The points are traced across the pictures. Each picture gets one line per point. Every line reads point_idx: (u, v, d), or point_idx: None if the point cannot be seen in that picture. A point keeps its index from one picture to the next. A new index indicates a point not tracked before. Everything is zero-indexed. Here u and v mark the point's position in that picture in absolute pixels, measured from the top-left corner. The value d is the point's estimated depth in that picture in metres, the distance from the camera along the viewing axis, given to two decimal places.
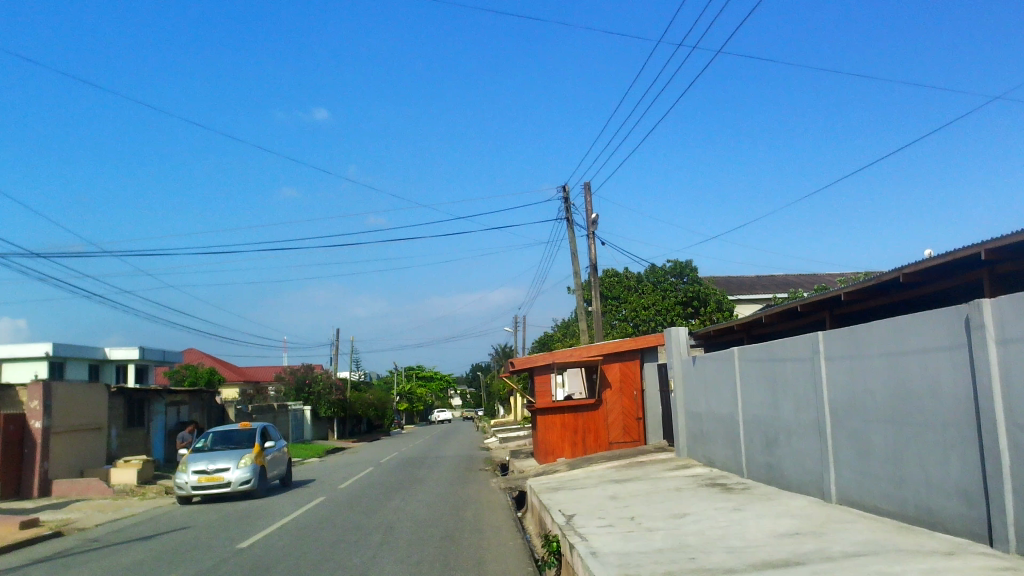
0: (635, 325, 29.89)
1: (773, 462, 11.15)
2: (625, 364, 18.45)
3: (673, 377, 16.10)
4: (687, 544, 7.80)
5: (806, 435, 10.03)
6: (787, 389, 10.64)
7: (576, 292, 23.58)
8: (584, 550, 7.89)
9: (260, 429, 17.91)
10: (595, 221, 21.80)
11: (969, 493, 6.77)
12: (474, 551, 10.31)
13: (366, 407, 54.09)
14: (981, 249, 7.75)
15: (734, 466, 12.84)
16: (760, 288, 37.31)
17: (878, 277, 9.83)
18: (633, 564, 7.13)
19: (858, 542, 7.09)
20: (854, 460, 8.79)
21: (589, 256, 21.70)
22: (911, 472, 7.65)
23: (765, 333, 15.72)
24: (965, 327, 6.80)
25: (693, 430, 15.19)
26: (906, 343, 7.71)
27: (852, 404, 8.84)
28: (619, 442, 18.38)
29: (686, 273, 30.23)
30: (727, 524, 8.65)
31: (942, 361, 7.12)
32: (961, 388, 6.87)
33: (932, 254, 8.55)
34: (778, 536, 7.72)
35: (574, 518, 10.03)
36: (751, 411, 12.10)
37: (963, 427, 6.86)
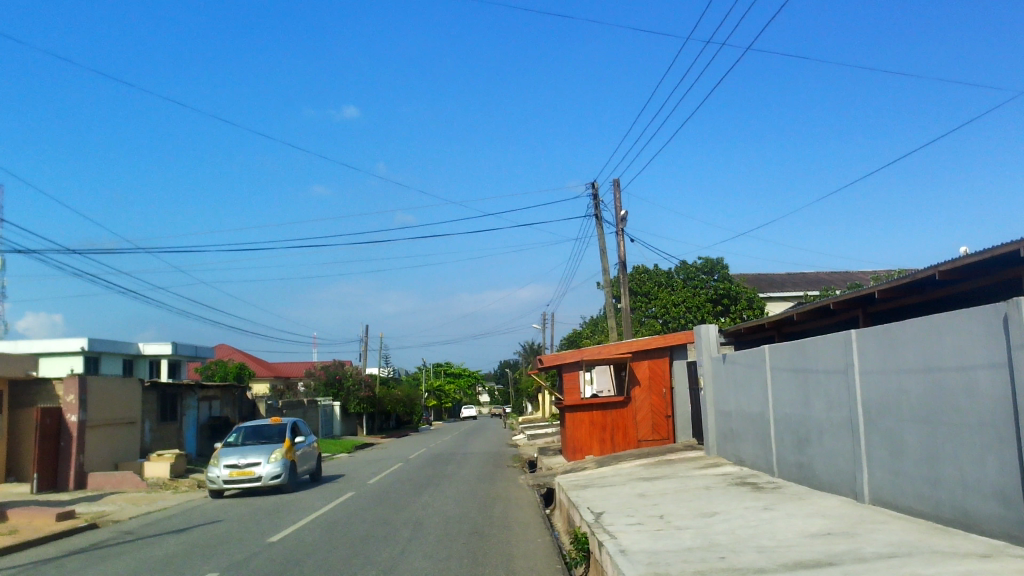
0: (665, 322, 29.62)
1: (805, 461, 11.03)
2: (653, 361, 18.44)
3: (701, 375, 16.02)
4: (717, 544, 7.74)
5: (838, 434, 9.91)
6: (819, 388, 10.51)
7: (605, 289, 23.46)
8: (613, 548, 7.85)
9: (291, 425, 18.07)
10: (624, 217, 21.70)
11: (1007, 495, 6.63)
12: (502, 547, 10.34)
13: (395, 402, 54.26)
14: (1018, 246, 7.63)
15: (764, 464, 12.72)
16: (791, 285, 36.89)
17: (913, 275, 9.63)
18: (662, 563, 7.10)
19: (890, 543, 7.00)
20: (888, 460, 8.67)
21: (619, 253, 21.59)
22: (946, 473, 7.52)
23: (795, 331, 15.55)
24: (1004, 326, 6.65)
25: (723, 428, 15.07)
26: (942, 342, 7.60)
27: (886, 404, 8.72)
28: (648, 440, 18.37)
29: (717, 270, 30.03)
30: (757, 523, 8.57)
31: (979, 359, 6.99)
32: (998, 388, 6.74)
33: (969, 252, 8.40)
34: (810, 536, 7.64)
35: (602, 515, 9.99)
36: (782, 409, 11.97)
37: (999, 427, 6.74)
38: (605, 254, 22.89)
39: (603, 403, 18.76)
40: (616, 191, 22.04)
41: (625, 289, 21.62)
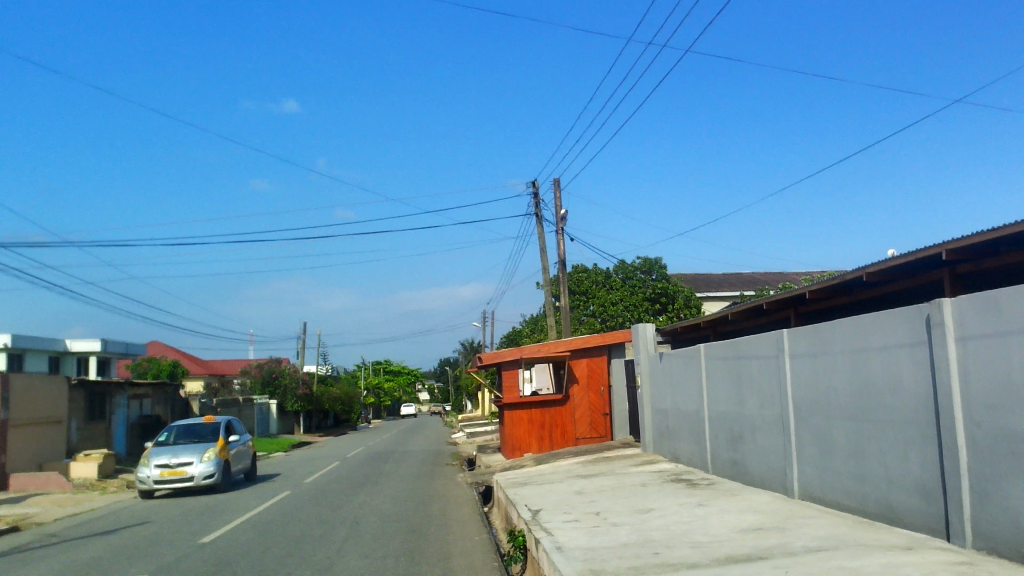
0: (604, 320, 30.05)
1: (738, 458, 11.24)
2: (592, 359, 18.69)
3: (639, 373, 16.18)
4: (652, 540, 7.85)
5: (770, 431, 10.15)
6: (752, 385, 10.74)
7: (545, 287, 23.54)
8: (550, 544, 7.89)
9: (225, 423, 17.70)
10: (564, 217, 21.83)
11: (928, 489, 6.88)
12: (440, 546, 10.28)
13: (333, 401, 53.70)
14: (941, 249, 7.93)
15: (699, 461, 12.94)
16: (726, 285, 37.66)
17: (841, 276, 9.92)
18: (598, 559, 7.16)
19: (819, 537, 7.19)
20: (816, 456, 8.91)
21: (559, 251, 21.71)
22: (872, 468, 7.74)
23: (730, 330, 15.85)
24: (927, 325, 6.89)
25: (659, 425, 15.28)
26: (868, 339, 7.83)
27: (815, 401, 8.95)
28: (586, 438, 18.63)
29: (655, 269, 30.45)
30: (692, 519, 8.70)
31: (903, 358, 7.22)
32: (921, 386, 6.98)
33: (894, 254, 8.69)
34: (742, 532, 7.80)
35: (540, 513, 10.03)
36: (716, 407, 12.20)
37: (922, 424, 6.98)
38: (546, 252, 22.99)
39: (542, 401, 18.75)
40: (557, 190, 22.13)
41: (564, 287, 21.71)
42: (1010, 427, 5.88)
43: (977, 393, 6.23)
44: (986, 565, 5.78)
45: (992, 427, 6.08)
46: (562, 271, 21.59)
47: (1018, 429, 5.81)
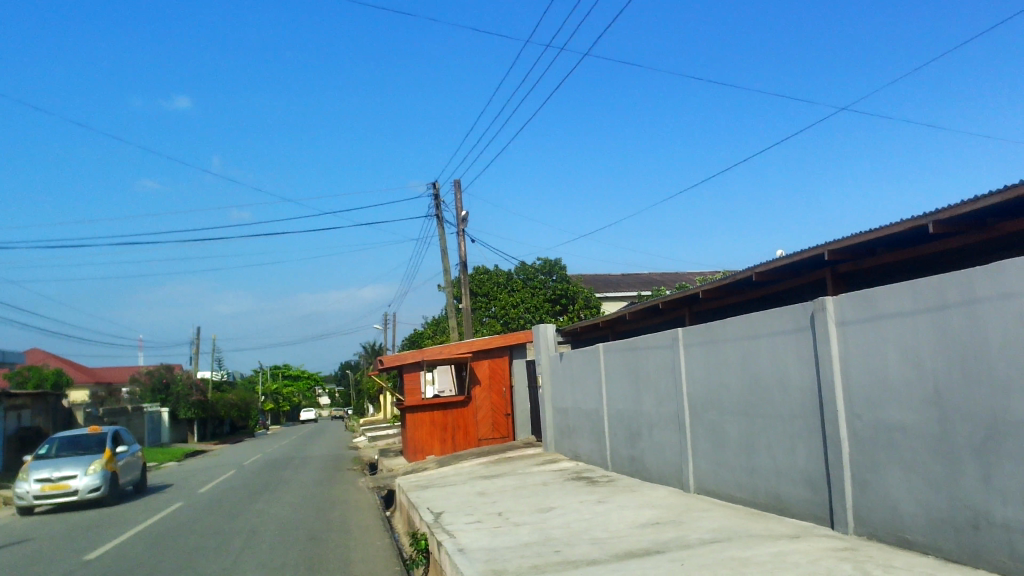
0: (505, 322, 30.21)
1: (636, 455, 11.49)
2: (493, 360, 18.72)
3: (540, 372, 16.33)
4: (553, 538, 7.94)
5: (666, 427, 10.42)
6: (649, 383, 11.00)
7: (447, 290, 23.50)
8: (452, 547, 7.88)
9: (112, 433, 16.93)
10: (465, 218, 21.84)
11: (813, 479, 7.19)
12: (340, 553, 10.12)
13: (228, 407, 52.16)
14: (824, 250, 8.30)
15: (599, 459, 13.17)
16: (624, 286, 38.47)
17: (732, 276, 10.25)
18: (500, 559, 7.19)
19: (712, 529, 7.42)
20: (710, 450, 9.19)
21: (460, 253, 21.70)
22: (762, 462, 8.04)
23: (628, 330, 16.22)
24: (811, 323, 7.21)
25: (560, 424, 15.48)
26: (757, 337, 8.13)
27: (709, 397, 9.23)
28: (488, 439, 18.69)
29: (555, 271, 30.73)
30: (591, 516, 8.84)
31: (790, 355, 7.53)
32: (806, 381, 7.30)
33: (781, 255, 9.05)
34: (640, 526, 7.98)
35: (442, 515, 10.00)
36: (615, 405, 12.44)
37: (807, 417, 7.29)
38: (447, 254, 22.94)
39: (444, 403, 18.67)
40: (458, 191, 22.11)
41: (466, 289, 21.70)
42: (887, 419, 6.21)
43: (858, 387, 6.55)
44: (866, 550, 6.09)
45: (871, 419, 6.40)
46: (463, 273, 21.59)
47: (895, 420, 6.14)
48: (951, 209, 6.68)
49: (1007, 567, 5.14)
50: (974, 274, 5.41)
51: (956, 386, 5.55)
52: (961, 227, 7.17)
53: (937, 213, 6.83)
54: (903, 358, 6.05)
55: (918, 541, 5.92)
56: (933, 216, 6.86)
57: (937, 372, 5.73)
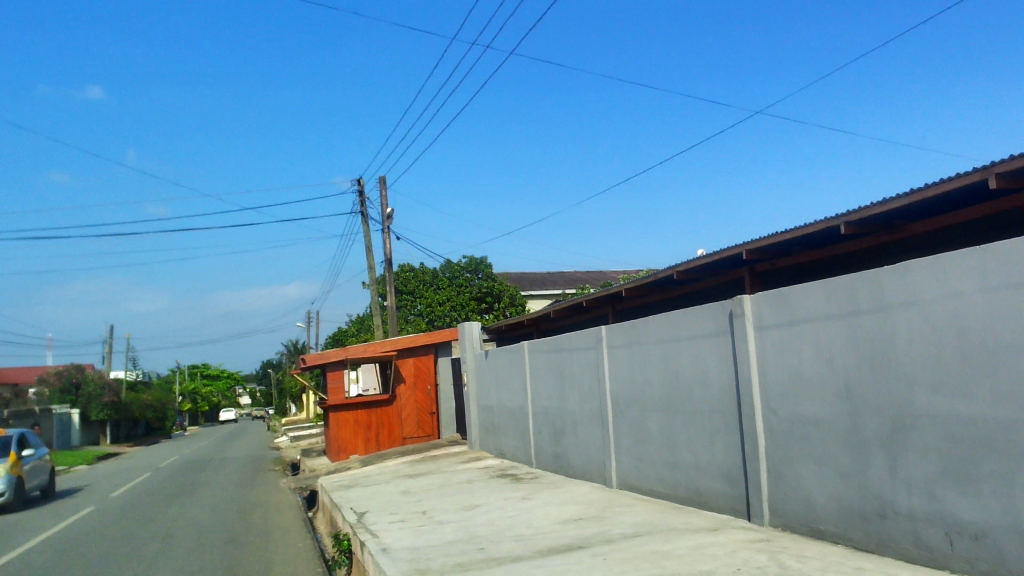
0: (431, 320, 30.06)
1: (560, 452, 11.59)
2: (418, 359, 18.63)
3: (466, 370, 16.32)
4: (477, 535, 7.94)
5: (590, 424, 10.54)
6: (573, 380, 11.11)
7: (371, 287, 23.25)
8: (375, 547, 7.79)
9: (18, 436, 16.21)
10: (390, 216, 21.64)
11: (731, 473, 7.38)
12: (260, 555, 9.91)
13: (143, 408, 50.51)
14: (743, 249, 8.51)
15: (523, 456, 13.24)
16: (550, 285, 38.74)
17: (654, 274, 10.41)
18: (424, 558, 7.15)
19: (634, 524, 7.54)
20: (632, 446, 9.33)
21: (385, 250, 21.50)
22: (682, 457, 8.20)
23: (553, 328, 16.35)
24: (730, 321, 7.38)
25: (485, 422, 15.50)
26: (678, 335, 8.28)
27: (631, 394, 9.36)
28: (412, 438, 18.54)
29: (482, 269, 30.68)
30: (516, 513, 8.86)
31: (709, 352, 7.70)
32: (725, 378, 7.47)
33: (701, 254, 9.24)
34: (564, 522, 8.04)
35: (365, 515, 9.90)
36: (539, 402, 12.51)
37: (726, 412, 7.47)
38: (372, 252, 22.69)
39: (368, 402, 18.41)
40: (383, 188, 21.88)
41: (391, 287, 21.50)
42: (802, 413, 6.40)
43: (774, 384, 6.74)
44: (780, 541, 6.27)
45: (786, 414, 6.59)
46: (388, 270, 21.39)
47: (809, 415, 6.34)
48: (862, 210, 6.92)
49: (911, 554, 5.36)
50: (884, 275, 5.62)
51: (865, 381, 5.76)
52: (871, 228, 7.44)
53: (848, 214, 7.07)
54: (817, 355, 6.25)
55: (830, 531, 6.12)
56: (845, 217, 7.10)
57: (849, 368, 5.93)
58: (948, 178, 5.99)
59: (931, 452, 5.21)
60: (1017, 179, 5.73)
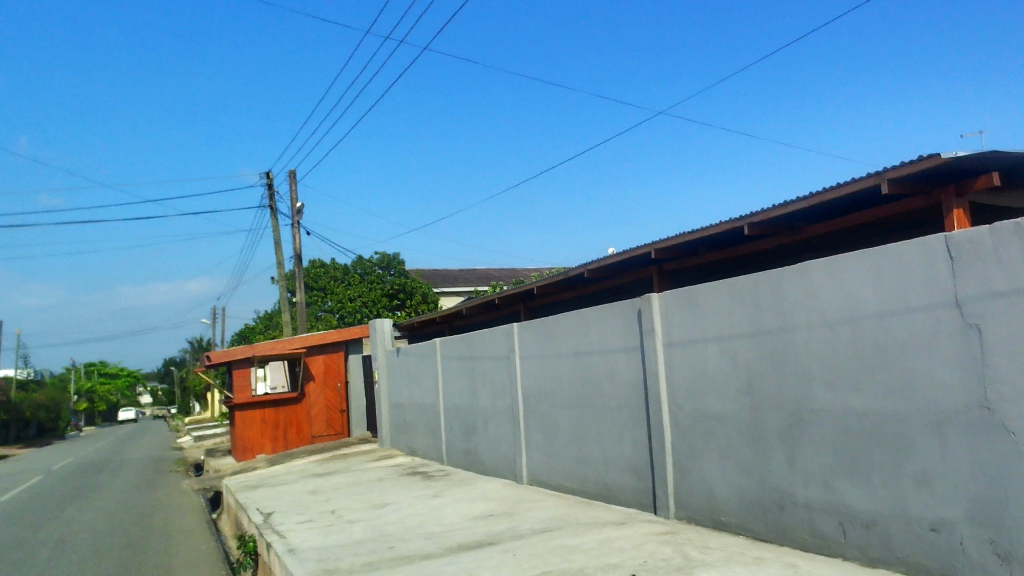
0: (341, 316, 29.70)
1: (471, 449, 11.61)
2: (328, 356, 18.48)
3: (377, 368, 16.15)
4: (387, 534, 7.87)
5: (501, 421, 10.59)
6: (485, 378, 11.13)
7: (280, 282, 22.76)
8: (281, 547, 7.65)
9: None
10: (300, 210, 21.22)
11: (638, 468, 7.53)
12: (160, 560, 9.57)
13: (33, 409, 48.16)
14: (651, 248, 8.70)
15: (434, 453, 13.21)
16: (462, 282, 38.72)
17: (565, 272, 10.52)
18: (332, 558, 7.04)
19: (544, 519, 7.61)
20: (543, 443, 9.41)
21: (295, 245, 21.07)
22: (591, 453, 8.32)
23: (465, 325, 16.35)
24: (638, 318, 7.53)
25: (396, 419, 15.39)
26: (588, 332, 8.39)
27: (542, 391, 9.44)
28: (321, 436, 18.34)
29: (393, 266, 30.50)
30: (426, 510, 8.84)
31: (618, 349, 7.84)
32: (633, 374, 7.61)
33: (611, 252, 9.40)
34: (474, 519, 8.06)
35: (272, 516, 9.69)
36: (451, 400, 12.49)
37: (634, 408, 7.61)
38: (280, 246, 22.21)
39: (276, 400, 17.95)
40: (293, 182, 21.43)
41: (301, 282, 21.11)
42: (706, 408, 6.59)
43: (681, 380, 6.90)
44: (685, 533, 6.44)
45: (691, 409, 6.76)
46: (298, 266, 20.98)
47: (712, 410, 6.52)
48: (765, 212, 7.17)
49: (808, 543, 5.58)
50: (784, 275, 5.83)
51: (766, 376, 5.97)
52: (773, 229, 7.69)
53: (751, 216, 7.30)
54: (721, 352, 6.44)
55: (731, 522, 6.32)
56: (749, 218, 7.33)
57: (751, 364, 6.13)
58: (845, 182, 6.25)
59: (827, 444, 5.44)
60: (908, 185, 6.03)
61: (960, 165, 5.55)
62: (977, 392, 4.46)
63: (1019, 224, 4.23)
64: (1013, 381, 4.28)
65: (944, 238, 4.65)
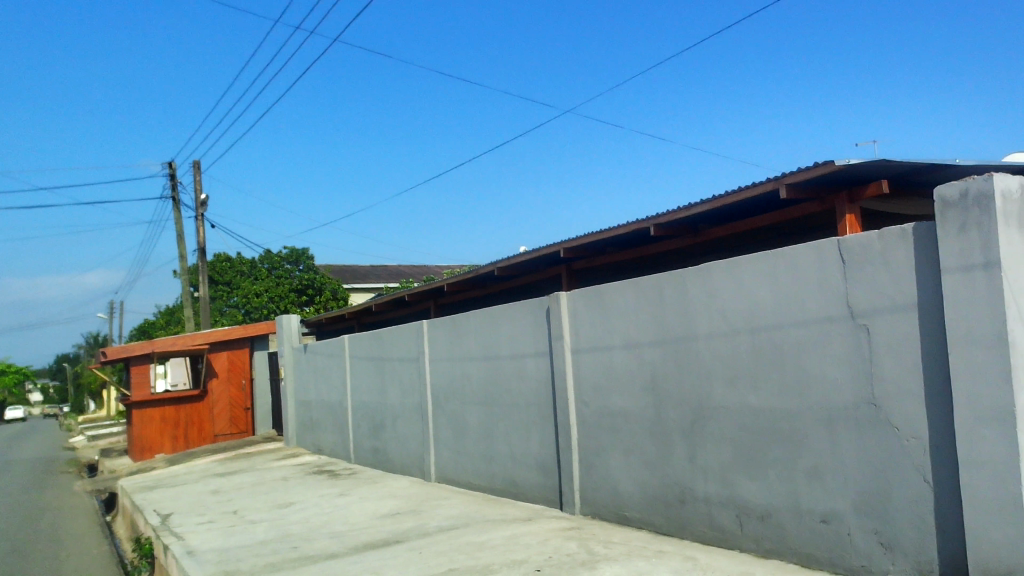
0: (247, 312, 29.14)
1: (379, 447, 11.52)
2: (232, 353, 18.01)
3: (282, 365, 15.81)
4: (290, 534, 7.73)
5: (409, 418, 10.53)
6: (393, 375, 11.05)
7: (183, 276, 22.04)
8: (179, 550, 7.40)
9: None
10: (205, 202, 20.60)
11: (545, 465, 7.61)
12: (48, 565, 9.16)
13: None
14: (560, 248, 8.80)
15: (341, 452, 13.03)
16: (373, 278, 38.29)
17: (475, 269, 10.54)
18: (232, 559, 6.88)
19: (451, 516, 7.61)
20: (451, 441, 9.40)
21: (198, 239, 20.45)
22: (499, 450, 8.37)
23: (374, 321, 16.19)
24: (547, 316, 7.60)
25: (302, 418, 15.12)
26: (497, 332, 8.43)
27: (451, 388, 9.44)
28: (224, 434, 17.87)
29: (302, 260, 29.98)
30: (331, 510, 8.71)
31: (526, 349, 7.90)
32: (542, 372, 7.68)
33: (521, 251, 9.47)
34: (381, 517, 8.00)
35: (170, 517, 9.39)
36: (359, 397, 12.35)
37: (541, 406, 7.69)
38: (183, 239, 21.49)
39: (177, 397, 17.38)
40: (197, 173, 20.79)
41: (204, 277, 20.50)
42: (612, 405, 6.70)
43: (587, 378, 7.01)
44: (589, 528, 6.54)
45: (597, 406, 6.88)
46: (201, 260, 20.37)
47: (618, 407, 6.64)
48: (670, 213, 7.33)
49: (707, 537, 5.74)
50: (687, 277, 5.98)
51: (669, 375, 6.11)
52: (679, 230, 7.89)
53: (657, 217, 7.46)
54: (627, 351, 6.56)
55: (634, 517, 6.46)
56: (654, 220, 7.50)
57: (655, 363, 6.27)
58: (746, 186, 6.45)
59: (725, 440, 5.62)
60: (804, 190, 6.28)
61: (852, 172, 5.80)
62: (866, 390, 4.68)
63: (905, 229, 4.46)
64: (898, 379, 4.50)
65: (837, 241, 4.86)
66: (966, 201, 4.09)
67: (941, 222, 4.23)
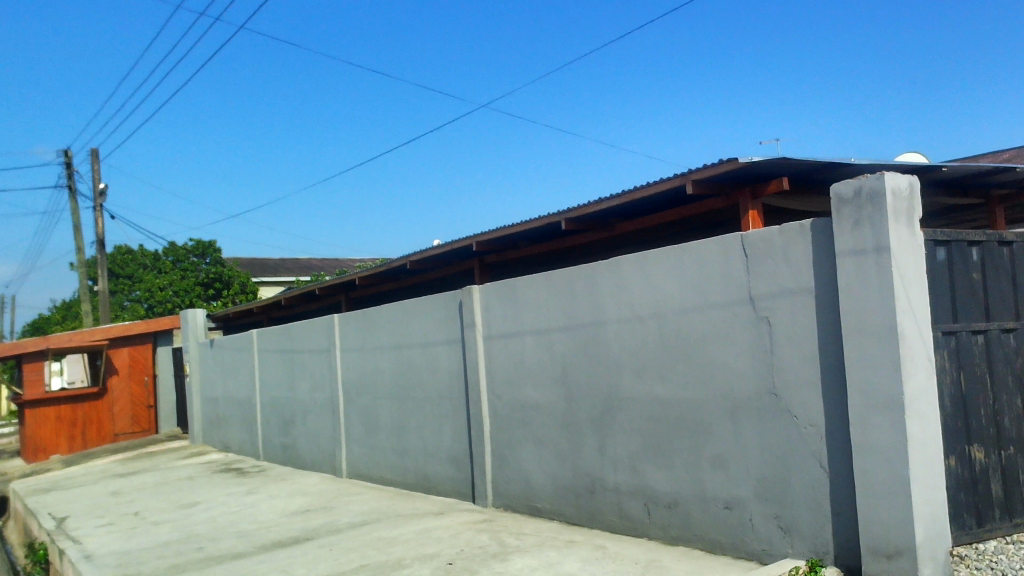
0: (151, 306, 28.17)
1: (289, 443, 11.30)
2: (134, 349, 17.34)
3: (187, 360, 15.34)
4: (195, 534, 7.52)
5: (320, 414, 10.37)
6: (303, 370, 10.86)
7: (80, 269, 21.12)
8: (75, 554, 7.10)
9: None
10: (103, 192, 19.77)
11: (458, 458, 7.61)
12: None
13: None
14: (473, 241, 8.81)
15: (250, 449, 12.74)
16: (284, 271, 37.52)
17: (387, 263, 10.45)
18: (133, 562, 6.64)
19: (361, 512, 7.53)
20: (363, 436, 9.31)
21: (97, 230, 19.62)
22: (411, 444, 8.33)
23: (284, 316, 15.87)
24: (459, 310, 7.59)
25: (209, 415, 14.71)
26: (409, 325, 8.38)
27: (362, 383, 9.34)
28: (126, 433, 17.21)
29: (209, 252, 29.01)
30: (239, 508, 8.51)
31: (439, 342, 7.88)
32: (454, 365, 7.68)
33: (433, 244, 9.43)
34: (290, 515, 7.85)
35: (67, 520, 8.99)
36: (268, 393, 12.09)
37: (453, 400, 7.69)
38: (80, 230, 20.59)
39: (73, 396, 16.62)
40: (95, 162, 19.93)
41: (103, 270, 19.69)
42: (523, 398, 6.75)
43: (499, 371, 7.04)
44: (501, 520, 6.58)
45: (509, 399, 6.92)
46: (99, 252, 19.55)
47: (529, 399, 6.70)
48: (581, 208, 7.42)
49: (616, 525, 5.86)
50: (598, 271, 6.06)
51: (580, 366, 6.19)
52: (589, 224, 7.99)
53: (569, 211, 7.55)
54: (538, 344, 6.62)
55: (545, 508, 6.53)
56: (566, 214, 7.59)
57: (566, 355, 6.34)
58: (653, 182, 6.59)
59: (634, 430, 5.73)
60: (710, 187, 6.46)
61: (755, 170, 6.00)
62: (767, 380, 4.84)
63: (804, 226, 4.64)
64: (797, 370, 4.67)
65: (740, 237, 5.00)
66: (860, 198, 4.27)
67: (837, 219, 4.41)
